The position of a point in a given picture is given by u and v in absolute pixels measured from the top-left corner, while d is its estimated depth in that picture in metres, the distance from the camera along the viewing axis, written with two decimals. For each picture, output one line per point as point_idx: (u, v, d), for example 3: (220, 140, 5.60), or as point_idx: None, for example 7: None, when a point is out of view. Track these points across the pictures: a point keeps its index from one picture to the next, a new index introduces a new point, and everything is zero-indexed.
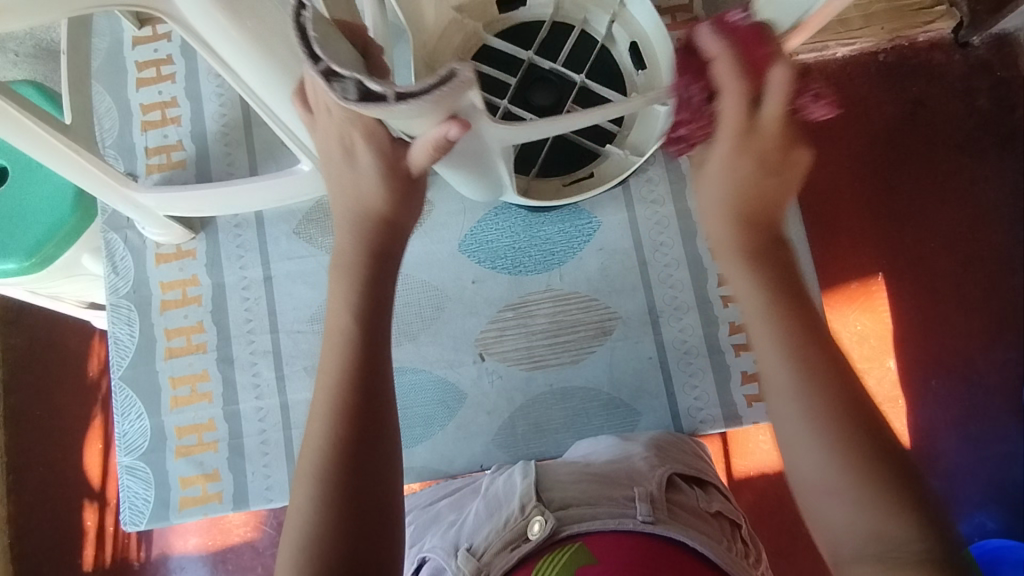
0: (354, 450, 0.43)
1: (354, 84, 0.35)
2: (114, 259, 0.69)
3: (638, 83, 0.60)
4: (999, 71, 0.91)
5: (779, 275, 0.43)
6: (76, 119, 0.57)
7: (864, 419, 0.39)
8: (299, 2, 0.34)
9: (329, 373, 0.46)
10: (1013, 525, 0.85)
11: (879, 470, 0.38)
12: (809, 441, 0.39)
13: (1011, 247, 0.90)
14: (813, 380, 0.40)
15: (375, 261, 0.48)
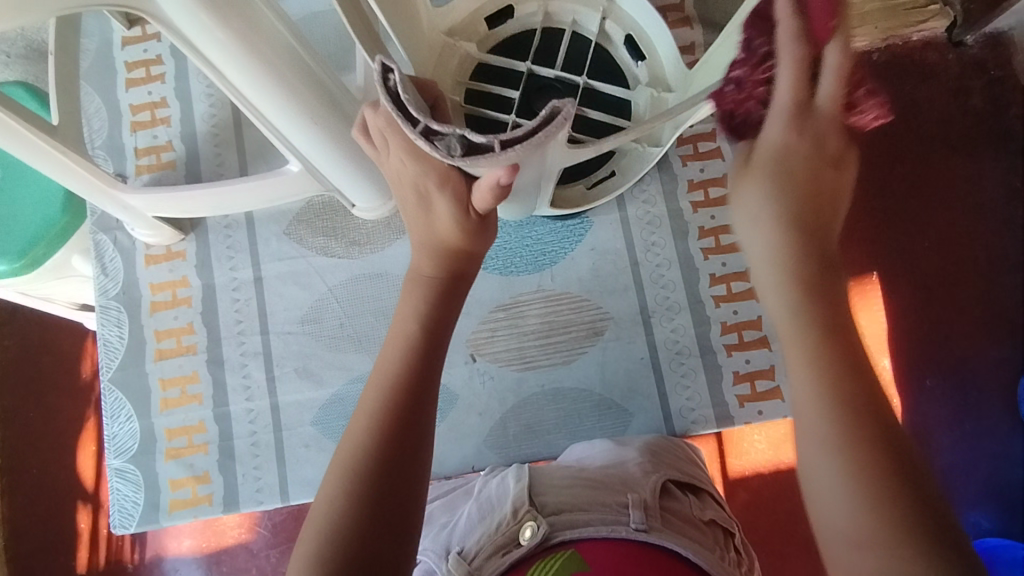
0: (394, 449, 0.43)
1: (457, 139, 0.34)
2: (103, 260, 0.68)
3: (640, 75, 0.60)
4: (992, 70, 0.92)
5: (824, 307, 0.41)
6: (63, 120, 0.57)
7: (903, 474, 0.36)
8: (384, 66, 0.34)
9: (386, 373, 0.46)
10: (1008, 525, 0.85)
11: (912, 517, 0.35)
12: (839, 488, 0.37)
13: (1005, 246, 0.90)
14: (850, 415, 0.38)
15: (449, 281, 0.49)
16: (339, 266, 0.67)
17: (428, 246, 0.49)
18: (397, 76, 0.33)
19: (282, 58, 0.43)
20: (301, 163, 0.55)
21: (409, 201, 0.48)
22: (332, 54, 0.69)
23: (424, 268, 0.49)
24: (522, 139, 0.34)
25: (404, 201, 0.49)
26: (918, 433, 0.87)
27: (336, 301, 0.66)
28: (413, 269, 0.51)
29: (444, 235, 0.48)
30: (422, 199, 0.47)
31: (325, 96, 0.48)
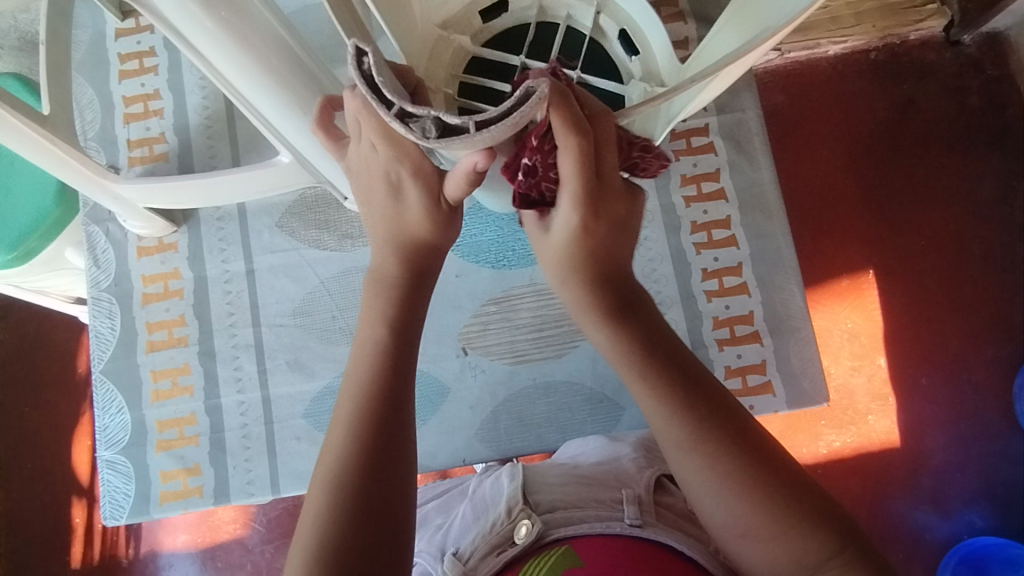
0: (377, 449, 0.43)
1: (432, 121, 0.34)
2: (95, 251, 0.68)
3: (634, 69, 0.58)
4: (989, 69, 0.92)
5: (641, 336, 0.47)
6: (55, 110, 0.56)
7: (755, 454, 0.43)
8: (359, 49, 0.33)
9: (357, 381, 0.46)
10: (1002, 524, 0.85)
11: (760, 483, 0.42)
12: (713, 488, 0.43)
13: (1000, 244, 0.90)
14: (705, 434, 0.43)
15: (412, 277, 0.49)
16: (331, 258, 0.67)
17: (393, 244, 0.48)
18: (371, 59, 0.33)
19: (271, 47, 0.43)
20: (293, 154, 0.55)
21: (377, 197, 0.47)
22: (327, 48, 0.69)
23: (387, 270, 0.49)
24: (498, 121, 0.34)
25: (370, 193, 0.47)
26: (912, 431, 0.87)
27: (328, 293, 0.66)
28: (375, 269, 0.50)
29: (410, 232, 0.48)
30: (393, 191, 0.46)
31: (317, 85, 0.48)
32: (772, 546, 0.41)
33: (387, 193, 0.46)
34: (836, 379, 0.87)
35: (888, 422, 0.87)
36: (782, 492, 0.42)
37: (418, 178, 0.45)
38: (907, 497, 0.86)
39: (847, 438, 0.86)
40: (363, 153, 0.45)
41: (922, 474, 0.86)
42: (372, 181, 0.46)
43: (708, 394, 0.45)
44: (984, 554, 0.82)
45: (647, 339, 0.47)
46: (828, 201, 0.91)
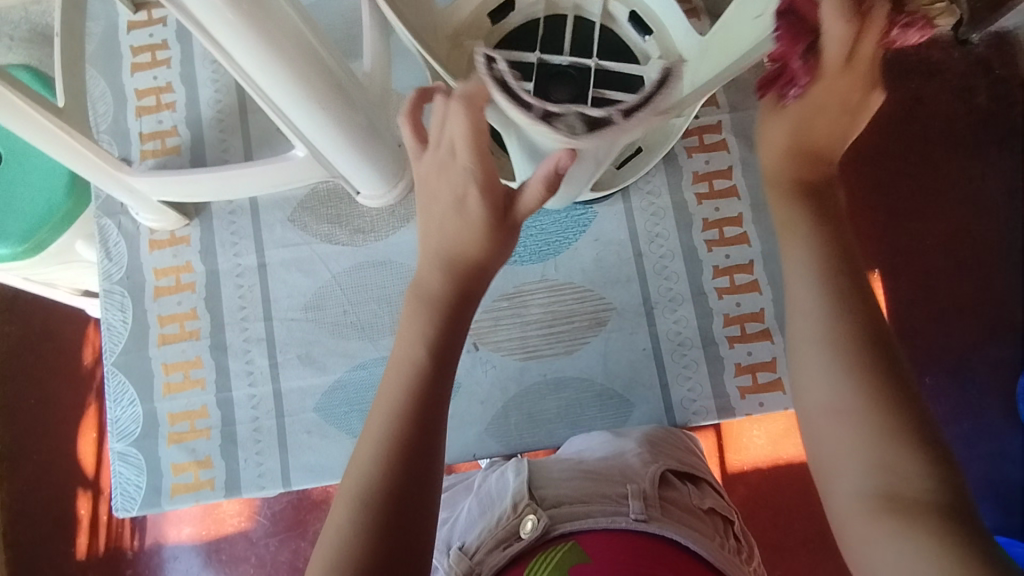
0: (401, 480, 0.41)
1: (578, 118, 0.46)
2: (107, 244, 0.68)
3: (649, 50, 0.59)
4: (997, 68, 0.91)
5: (818, 211, 0.45)
6: (70, 102, 0.56)
7: (883, 352, 0.40)
8: (492, 62, 0.45)
9: (390, 397, 0.44)
10: (1006, 524, 0.84)
11: (875, 372, 0.40)
12: (829, 370, 0.40)
13: (1007, 245, 0.90)
14: (855, 332, 0.41)
15: (456, 298, 0.47)
16: (343, 252, 0.67)
17: (446, 261, 0.47)
18: (505, 67, 0.45)
19: (292, 42, 0.43)
20: (307, 148, 0.55)
21: (441, 206, 0.47)
22: (339, 41, 0.69)
23: (433, 284, 0.47)
24: (632, 110, 0.46)
25: (431, 205, 0.48)
26: None
27: (340, 288, 0.66)
28: (420, 283, 0.48)
29: (462, 251, 0.47)
30: (457, 205, 0.46)
31: (334, 80, 0.48)
32: (859, 453, 0.39)
33: (454, 208, 0.47)
34: None
35: None
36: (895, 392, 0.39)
37: (486, 194, 0.46)
38: None
39: None
40: (445, 168, 0.46)
41: None
42: (440, 192, 0.47)
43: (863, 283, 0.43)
44: None
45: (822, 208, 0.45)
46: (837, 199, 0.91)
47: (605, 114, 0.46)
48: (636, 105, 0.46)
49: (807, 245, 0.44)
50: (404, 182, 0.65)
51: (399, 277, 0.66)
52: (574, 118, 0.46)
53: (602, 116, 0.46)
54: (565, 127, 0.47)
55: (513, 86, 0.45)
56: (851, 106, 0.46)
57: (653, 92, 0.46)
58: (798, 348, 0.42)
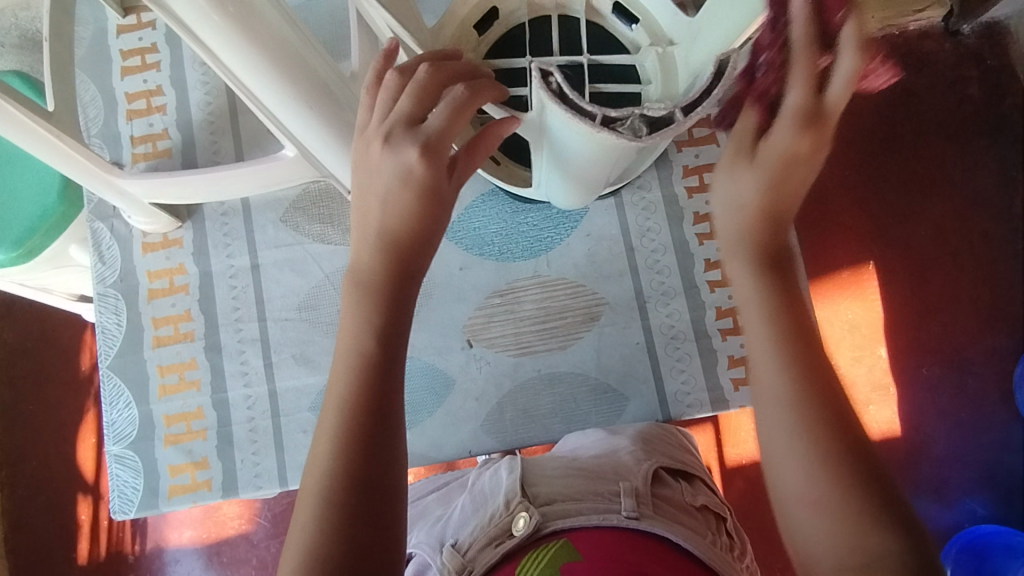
0: (363, 474, 0.40)
1: (639, 118, 0.39)
2: (101, 248, 0.69)
3: (638, 40, 0.51)
4: (989, 59, 0.92)
5: (777, 280, 0.39)
6: (60, 106, 0.57)
7: (848, 434, 0.35)
8: (543, 73, 0.38)
9: (339, 388, 0.42)
10: (1003, 512, 0.85)
11: (841, 458, 0.35)
12: (790, 454, 0.35)
13: (1000, 234, 0.91)
14: (814, 408, 0.36)
15: (398, 278, 0.45)
16: (336, 252, 0.67)
17: (383, 240, 0.45)
18: (557, 74, 0.38)
19: (279, 42, 0.43)
20: (297, 148, 0.55)
21: (383, 181, 0.44)
22: (328, 42, 0.70)
23: (368, 262, 0.45)
24: (701, 100, 0.39)
25: (369, 180, 0.45)
26: (913, 420, 0.87)
27: (333, 288, 0.67)
28: (355, 266, 0.46)
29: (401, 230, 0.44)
30: (402, 172, 0.44)
31: (322, 80, 0.48)
32: (832, 549, 0.33)
33: (398, 181, 0.44)
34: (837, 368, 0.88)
35: (889, 411, 0.87)
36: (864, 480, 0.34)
37: (434, 160, 0.44)
38: (908, 486, 0.86)
39: None
40: (394, 142, 0.44)
41: (923, 463, 0.87)
42: (384, 167, 0.44)
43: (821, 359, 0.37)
44: (987, 542, 0.83)
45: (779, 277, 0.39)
46: (830, 191, 0.91)
47: (668, 112, 0.39)
48: (700, 101, 0.38)
49: (764, 315, 0.38)
50: None
51: None
52: (638, 121, 0.39)
53: (663, 113, 0.39)
54: (628, 130, 0.40)
55: (573, 98, 0.38)
56: (809, 153, 0.37)
57: (713, 90, 0.38)
58: (760, 424, 0.37)
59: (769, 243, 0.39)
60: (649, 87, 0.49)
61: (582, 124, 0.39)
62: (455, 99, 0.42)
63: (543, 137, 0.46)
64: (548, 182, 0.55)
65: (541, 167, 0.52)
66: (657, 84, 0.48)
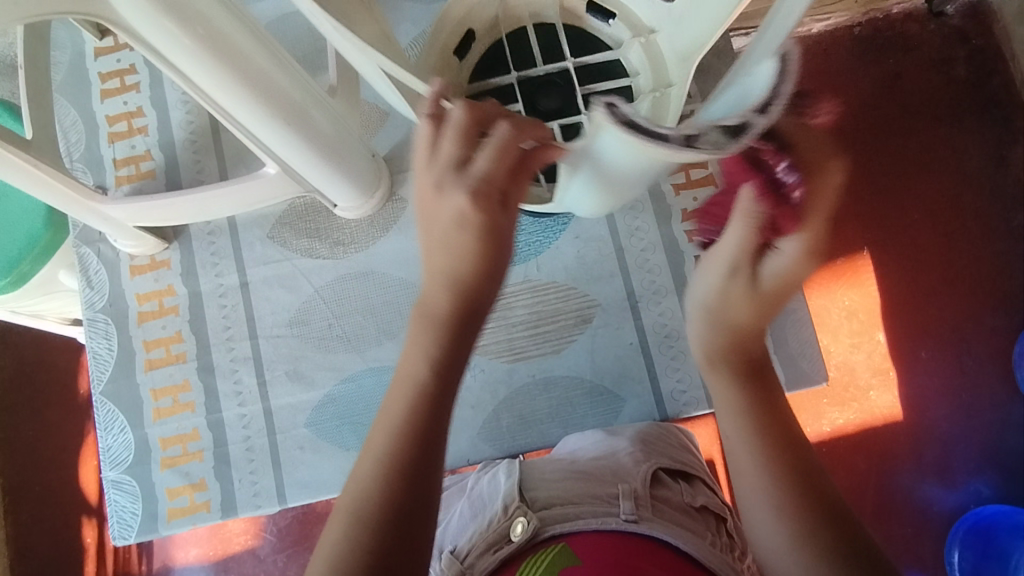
0: (403, 501, 0.41)
1: (716, 129, 0.32)
2: (88, 273, 0.68)
3: (618, 33, 0.51)
4: (974, 38, 0.91)
5: (752, 389, 0.49)
6: (38, 134, 0.56)
7: (836, 524, 0.43)
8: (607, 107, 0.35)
9: (391, 417, 0.44)
10: (1007, 491, 0.85)
11: (837, 552, 0.42)
12: (789, 547, 0.43)
13: (995, 214, 0.90)
14: (793, 487, 0.44)
15: (465, 316, 0.46)
16: (324, 267, 0.67)
17: (450, 279, 0.46)
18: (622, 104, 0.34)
19: (251, 61, 0.42)
20: (278, 165, 0.55)
21: (443, 227, 0.45)
22: (307, 56, 0.69)
23: (438, 303, 0.46)
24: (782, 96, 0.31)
25: (433, 229, 0.46)
26: (913, 404, 0.87)
27: (323, 302, 0.66)
28: (423, 302, 0.47)
29: (467, 268, 0.46)
30: (457, 221, 0.45)
31: (299, 94, 0.48)
32: None
33: (455, 226, 0.45)
34: (836, 357, 0.88)
35: (889, 396, 0.87)
36: (857, 572, 0.41)
37: (482, 203, 0.44)
38: (912, 471, 0.86)
39: (850, 414, 0.87)
40: (445, 189, 0.44)
41: (926, 446, 0.86)
42: (439, 214, 0.45)
43: (804, 463, 0.46)
44: (992, 523, 0.83)
45: (758, 387, 0.49)
46: None
47: (741, 119, 0.31)
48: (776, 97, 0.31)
49: (739, 423, 0.48)
50: (381, 193, 0.65)
51: (382, 287, 0.66)
52: (712, 133, 0.32)
53: (740, 120, 0.32)
54: (707, 146, 0.33)
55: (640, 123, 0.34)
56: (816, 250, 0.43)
57: (784, 85, 0.31)
58: (753, 520, 0.45)
59: (743, 348, 0.50)
60: (639, 78, 0.49)
61: (656, 148, 0.34)
62: (500, 140, 0.42)
63: (586, 162, 0.44)
64: (572, 197, 0.54)
65: (564, 184, 0.51)
66: (646, 74, 0.49)
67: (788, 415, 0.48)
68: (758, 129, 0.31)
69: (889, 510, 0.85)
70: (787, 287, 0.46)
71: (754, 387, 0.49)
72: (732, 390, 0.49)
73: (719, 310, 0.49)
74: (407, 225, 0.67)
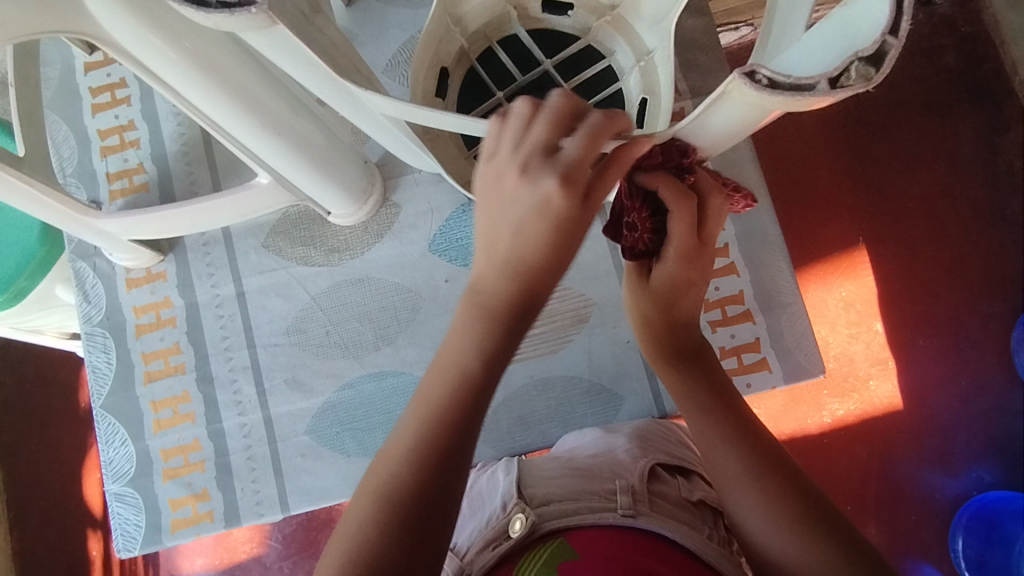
0: (433, 495, 0.40)
1: (858, 61, 0.29)
2: (84, 287, 0.68)
3: (577, 24, 0.54)
4: (962, 26, 0.92)
5: (700, 379, 0.54)
6: (31, 151, 0.57)
7: (797, 480, 0.48)
8: (744, 77, 0.30)
9: (434, 405, 0.42)
10: (1009, 477, 0.85)
11: (798, 505, 0.47)
12: (765, 513, 0.47)
13: (988, 201, 0.91)
14: (757, 458, 0.49)
15: (520, 314, 0.42)
16: (320, 273, 0.67)
17: (512, 268, 0.41)
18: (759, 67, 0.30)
19: (239, 73, 0.43)
20: (271, 175, 0.55)
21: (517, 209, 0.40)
22: None
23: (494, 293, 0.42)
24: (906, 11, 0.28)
25: (498, 217, 0.42)
26: (913, 392, 0.87)
27: (320, 309, 0.66)
28: (480, 285, 0.43)
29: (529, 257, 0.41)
30: (538, 206, 0.39)
31: (287, 103, 0.48)
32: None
33: (535, 214, 0.40)
34: (834, 348, 0.88)
35: (889, 386, 0.87)
36: (811, 512, 0.47)
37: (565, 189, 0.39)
38: (913, 459, 0.86)
39: (850, 405, 0.87)
40: (529, 174, 0.39)
41: (926, 434, 0.87)
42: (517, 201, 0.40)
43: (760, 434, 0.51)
44: (995, 509, 0.83)
45: (702, 376, 0.54)
46: (816, 173, 0.91)
47: (878, 44, 0.28)
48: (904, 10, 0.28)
49: (702, 415, 0.52)
50: (374, 199, 0.65)
51: (379, 292, 0.66)
52: (858, 65, 0.29)
53: (878, 47, 0.29)
54: (857, 81, 0.29)
55: (786, 82, 0.30)
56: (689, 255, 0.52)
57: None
58: (726, 493, 0.49)
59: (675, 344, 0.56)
60: (616, 57, 0.53)
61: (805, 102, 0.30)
62: (593, 126, 0.37)
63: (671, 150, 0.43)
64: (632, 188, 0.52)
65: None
66: (623, 51, 0.52)
67: (742, 405, 0.53)
68: (901, 47, 0.28)
69: (892, 498, 0.86)
70: (680, 288, 0.54)
71: (703, 378, 0.54)
72: (683, 383, 0.54)
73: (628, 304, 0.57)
74: (402, 229, 0.67)
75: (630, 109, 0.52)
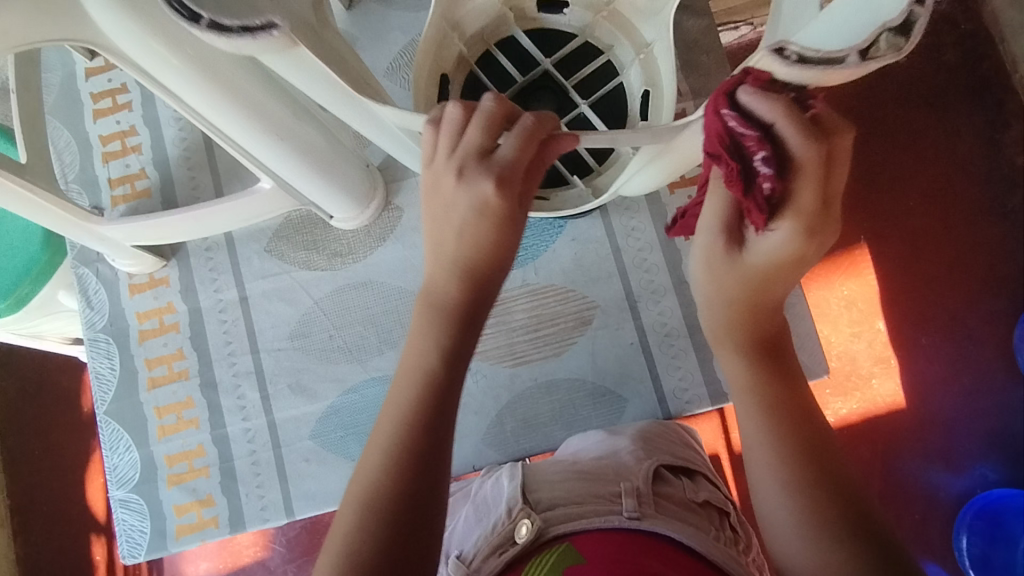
0: (411, 489, 0.41)
1: (886, 31, 0.29)
2: (87, 293, 0.68)
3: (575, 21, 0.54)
4: (963, 24, 0.92)
5: (773, 377, 0.47)
6: (33, 158, 0.57)
7: (852, 506, 0.42)
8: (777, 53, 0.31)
9: (398, 404, 0.44)
10: (1013, 475, 0.85)
11: (849, 535, 0.41)
12: (800, 535, 0.42)
13: (990, 199, 0.90)
14: (812, 477, 0.43)
15: (469, 312, 0.46)
16: (323, 278, 0.67)
17: (462, 269, 0.45)
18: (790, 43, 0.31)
19: (242, 78, 0.42)
20: (273, 180, 0.55)
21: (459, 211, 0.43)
22: None
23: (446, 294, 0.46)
24: None
25: (449, 217, 0.44)
26: (916, 390, 0.87)
27: (323, 313, 0.66)
28: (432, 291, 0.46)
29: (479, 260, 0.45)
30: (479, 208, 0.42)
31: (290, 109, 0.48)
32: None
33: (475, 214, 0.43)
34: (837, 348, 0.88)
35: (892, 384, 0.87)
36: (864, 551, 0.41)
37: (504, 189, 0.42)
38: (918, 458, 0.86)
39: (853, 404, 0.87)
40: (468, 178, 0.41)
41: (930, 432, 0.87)
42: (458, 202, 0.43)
43: (823, 451, 0.45)
44: (999, 507, 0.83)
45: (778, 375, 0.47)
46: None
47: (905, 14, 0.29)
48: None
49: (757, 419, 0.46)
50: (376, 203, 0.65)
51: (382, 296, 0.66)
52: (887, 34, 0.29)
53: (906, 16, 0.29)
54: (887, 51, 0.29)
55: (815, 54, 0.30)
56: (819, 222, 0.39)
57: None
58: (762, 496, 0.45)
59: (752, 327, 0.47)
60: (614, 52, 0.53)
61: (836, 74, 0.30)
62: (524, 128, 0.40)
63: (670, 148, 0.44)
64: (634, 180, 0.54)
65: (633, 167, 0.50)
66: (620, 46, 0.53)
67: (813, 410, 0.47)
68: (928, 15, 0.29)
69: (896, 497, 0.86)
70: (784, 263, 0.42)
71: (775, 376, 0.47)
72: (746, 371, 0.47)
73: (708, 283, 0.47)
74: (404, 233, 0.67)
75: (631, 103, 0.53)
